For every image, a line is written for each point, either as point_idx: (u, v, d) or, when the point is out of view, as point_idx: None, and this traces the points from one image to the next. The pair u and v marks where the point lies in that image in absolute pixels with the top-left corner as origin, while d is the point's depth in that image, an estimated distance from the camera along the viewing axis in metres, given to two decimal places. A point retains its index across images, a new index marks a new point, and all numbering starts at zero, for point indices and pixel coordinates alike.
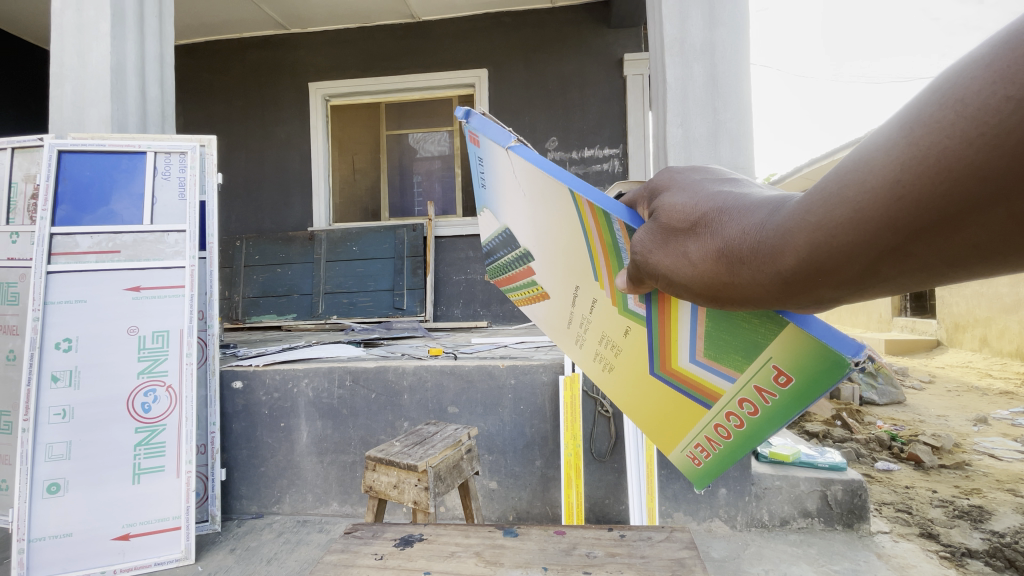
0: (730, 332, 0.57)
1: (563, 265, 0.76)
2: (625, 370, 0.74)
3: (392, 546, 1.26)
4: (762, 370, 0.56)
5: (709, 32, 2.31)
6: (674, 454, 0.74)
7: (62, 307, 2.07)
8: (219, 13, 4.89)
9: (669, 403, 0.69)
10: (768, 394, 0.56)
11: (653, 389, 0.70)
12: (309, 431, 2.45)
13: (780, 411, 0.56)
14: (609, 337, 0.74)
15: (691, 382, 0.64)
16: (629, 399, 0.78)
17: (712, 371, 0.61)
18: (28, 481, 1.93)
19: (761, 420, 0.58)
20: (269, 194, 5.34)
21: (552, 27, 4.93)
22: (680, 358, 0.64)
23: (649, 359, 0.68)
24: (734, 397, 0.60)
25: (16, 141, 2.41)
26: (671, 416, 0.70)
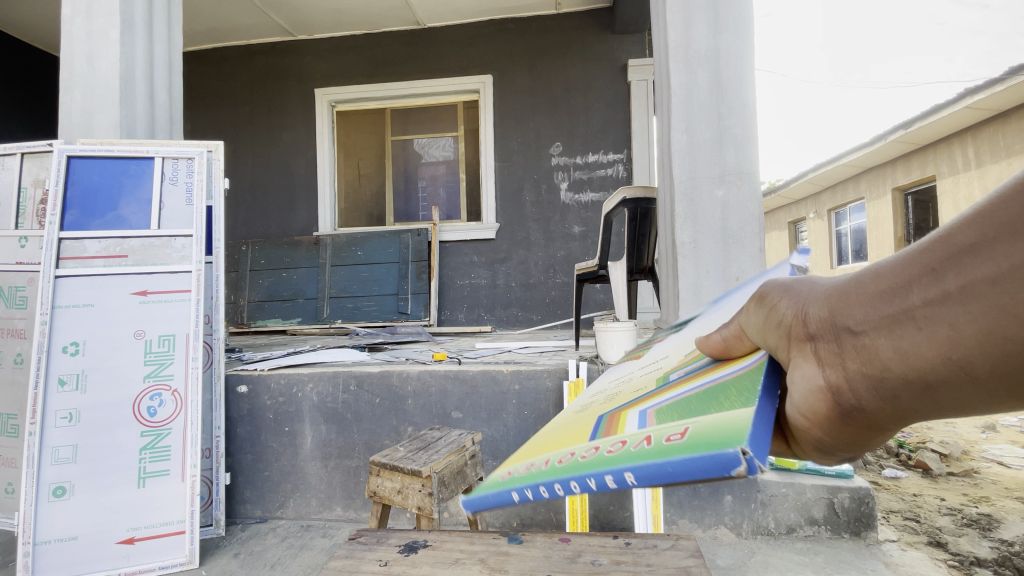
0: (703, 399, 0.44)
1: (687, 343, 0.69)
2: (577, 414, 0.68)
3: (397, 553, 1.26)
4: (672, 432, 0.40)
5: (714, 38, 2.31)
6: (500, 472, 0.58)
7: (69, 311, 2.09)
8: (228, 20, 4.95)
9: (573, 437, 0.56)
10: (644, 442, 0.39)
11: (582, 424, 0.59)
12: (313, 435, 2.45)
13: (616, 461, 0.38)
14: (617, 389, 0.68)
15: (606, 427, 0.51)
16: (556, 426, 0.70)
17: (635, 425, 0.47)
18: (33, 485, 1.93)
19: (595, 460, 0.41)
20: (276, 199, 5.37)
21: (557, 33, 4.95)
22: (633, 411, 0.51)
23: (613, 406, 0.58)
24: (618, 439, 0.44)
25: (26, 146, 2.44)
26: (542, 448, 0.59)
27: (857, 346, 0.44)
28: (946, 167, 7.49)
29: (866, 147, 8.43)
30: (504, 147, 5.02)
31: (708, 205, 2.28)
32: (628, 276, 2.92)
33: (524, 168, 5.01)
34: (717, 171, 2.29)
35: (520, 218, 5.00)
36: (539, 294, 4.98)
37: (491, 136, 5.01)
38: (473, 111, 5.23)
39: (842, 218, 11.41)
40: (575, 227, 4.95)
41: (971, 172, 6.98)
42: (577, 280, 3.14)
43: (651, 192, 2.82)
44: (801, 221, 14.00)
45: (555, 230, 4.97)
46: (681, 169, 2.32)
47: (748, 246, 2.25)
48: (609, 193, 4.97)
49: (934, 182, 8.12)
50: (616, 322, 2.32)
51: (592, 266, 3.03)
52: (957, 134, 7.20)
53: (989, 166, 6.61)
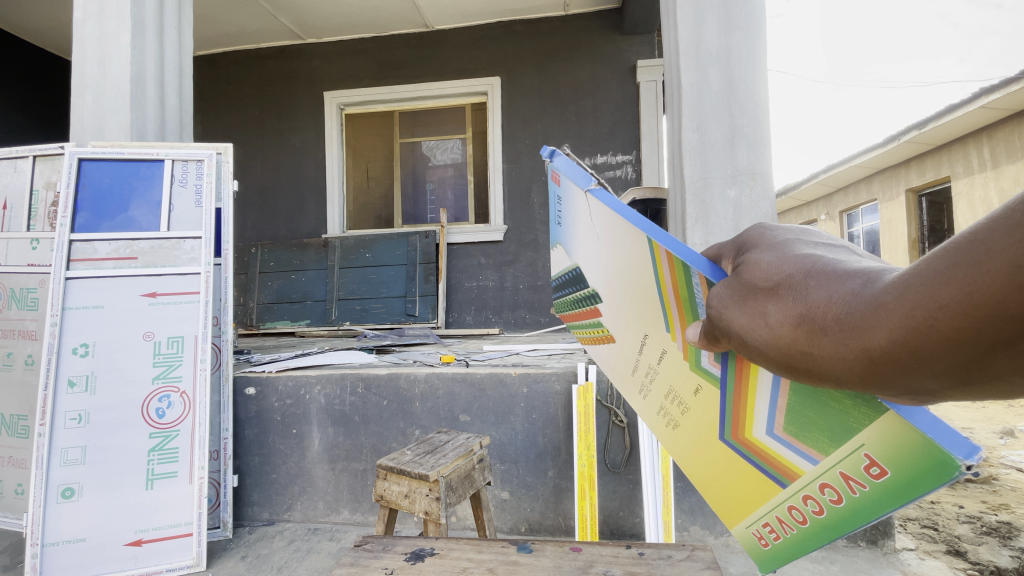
0: (818, 409, 0.50)
1: (631, 312, 0.74)
2: (693, 428, 0.69)
3: (404, 561, 1.23)
4: (850, 457, 0.48)
5: (726, 36, 2.27)
6: (746, 528, 0.65)
7: (79, 312, 2.09)
8: (239, 24, 4.99)
9: (741, 473, 0.63)
10: (856, 485, 0.48)
11: (725, 456, 0.64)
12: (320, 438, 2.44)
13: (862, 512, 0.48)
14: (678, 394, 0.69)
15: (768, 456, 0.57)
16: (699, 458, 0.71)
17: (791, 448, 0.54)
18: (43, 486, 1.93)
19: (840, 514, 0.51)
20: (285, 202, 5.40)
21: (565, 34, 4.93)
22: (755, 429, 0.58)
23: (719, 423, 0.63)
24: (815, 479, 0.52)
25: (38, 149, 2.46)
26: (736, 488, 0.64)
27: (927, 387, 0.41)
28: (960, 168, 7.35)
29: (879, 147, 8.33)
30: (512, 149, 5.01)
31: (720, 206, 2.24)
32: None
33: (532, 169, 4.99)
34: (729, 171, 2.25)
35: (528, 220, 4.98)
36: (547, 296, 4.96)
37: (499, 138, 5.00)
38: (482, 114, 5.22)
39: (855, 219, 11.25)
40: None
41: (987, 173, 6.85)
42: None
43: (660, 192, 2.79)
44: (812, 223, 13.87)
45: None
46: (692, 168, 2.29)
47: None
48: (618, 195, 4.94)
49: (948, 183, 7.99)
50: None
51: None
52: (973, 134, 7.06)
53: (1005, 168, 6.49)
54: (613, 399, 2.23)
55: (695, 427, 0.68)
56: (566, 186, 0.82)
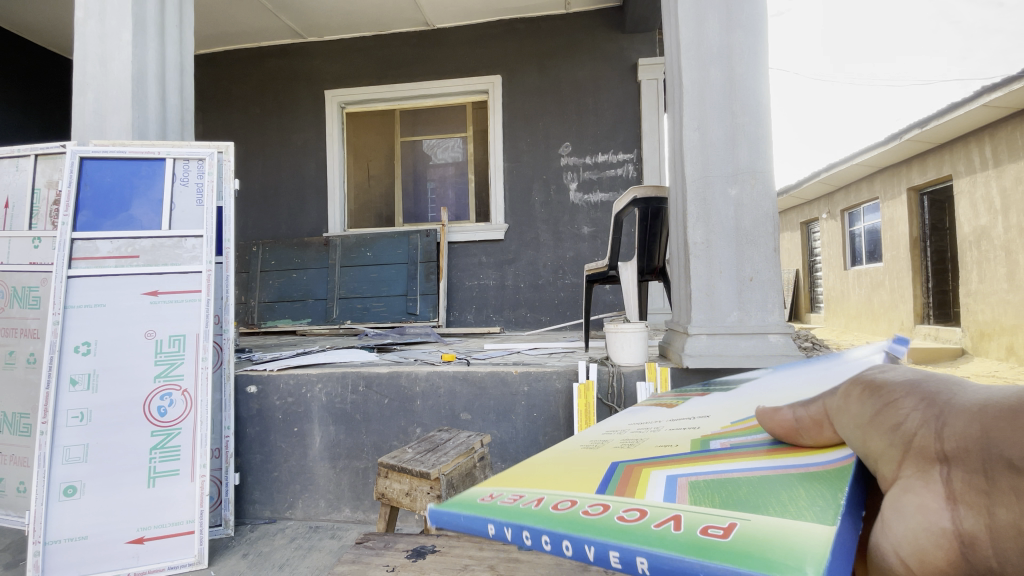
0: (756, 492, 0.46)
1: (723, 408, 0.72)
2: (570, 449, 0.65)
3: (404, 558, 1.23)
4: (713, 517, 0.42)
5: (727, 34, 2.27)
6: (485, 488, 0.53)
7: (81, 311, 2.10)
8: (241, 23, 5.00)
9: (556, 471, 0.56)
10: (671, 523, 0.41)
11: (592, 468, 0.55)
12: (322, 436, 2.44)
13: (614, 530, 0.42)
14: (636, 438, 0.65)
15: (625, 479, 0.51)
16: (567, 458, 0.61)
17: (658, 489, 0.48)
18: (44, 484, 1.94)
19: (589, 520, 0.43)
20: (286, 201, 5.40)
21: (565, 33, 4.92)
22: (661, 469, 0.52)
23: (628, 455, 0.57)
24: (636, 503, 0.45)
25: (39, 148, 2.46)
26: (527, 473, 0.57)
27: (1011, 489, 0.37)
28: (962, 166, 7.32)
29: (881, 145, 8.31)
30: (513, 147, 5.01)
31: (721, 205, 2.25)
32: (640, 277, 2.89)
33: (532, 168, 4.99)
34: (730, 170, 2.25)
35: (529, 219, 4.99)
36: (549, 295, 4.96)
37: (500, 137, 5.00)
38: (482, 112, 5.21)
39: (856, 218, 11.24)
40: (584, 228, 4.93)
41: (989, 171, 6.80)
42: (586, 281, 3.11)
43: (662, 191, 2.77)
44: (814, 222, 13.87)
45: (563, 230, 4.95)
46: (693, 167, 2.29)
47: (763, 245, 2.21)
48: (618, 194, 4.94)
49: (950, 181, 7.96)
50: (628, 323, 2.29)
51: (602, 266, 3.00)
52: (975, 132, 7.02)
53: (1006, 165, 6.44)
54: (614, 397, 2.23)
55: (627, 452, 0.60)
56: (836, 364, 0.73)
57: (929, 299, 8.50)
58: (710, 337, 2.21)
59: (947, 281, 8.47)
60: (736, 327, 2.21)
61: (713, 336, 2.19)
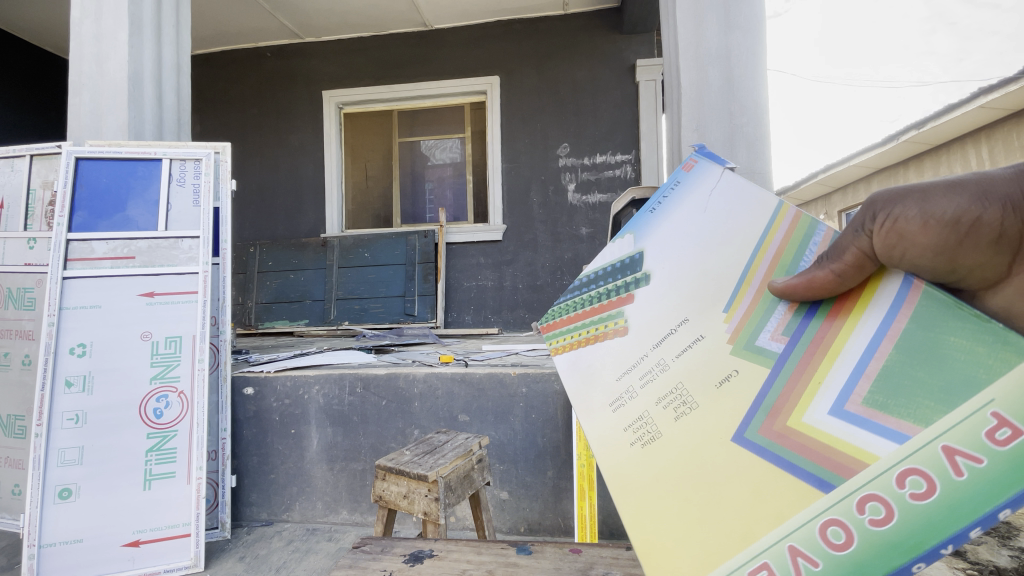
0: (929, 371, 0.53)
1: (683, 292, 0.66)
2: (671, 451, 0.62)
3: (402, 562, 1.23)
4: (969, 420, 0.50)
5: (726, 36, 2.27)
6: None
7: (76, 312, 2.08)
8: (238, 23, 4.98)
9: (750, 490, 0.58)
10: (974, 459, 0.49)
11: (752, 470, 0.59)
12: (320, 438, 2.43)
13: (961, 503, 0.49)
14: (687, 387, 0.63)
15: (825, 442, 0.57)
16: (679, 472, 0.61)
17: (861, 429, 0.55)
18: (39, 487, 1.92)
19: (932, 512, 0.50)
20: (283, 201, 5.38)
21: (564, 33, 4.92)
22: (813, 410, 0.58)
23: (741, 421, 0.60)
24: (897, 470, 0.52)
25: (35, 148, 2.44)
26: (731, 513, 0.58)
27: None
28: (959, 167, 7.35)
29: (879, 147, 8.31)
30: (511, 148, 5.00)
31: None
32: None
33: (530, 169, 4.98)
34: None
35: (527, 220, 4.98)
36: (547, 296, 4.97)
37: (498, 137, 4.99)
38: (480, 113, 5.21)
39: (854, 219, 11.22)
40: (582, 229, 4.93)
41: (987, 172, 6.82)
42: None
43: None
44: None
45: (562, 231, 4.95)
46: None
47: None
48: (617, 195, 4.94)
49: None
50: None
51: None
52: (972, 133, 7.04)
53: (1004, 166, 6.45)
54: None
55: (711, 428, 0.61)
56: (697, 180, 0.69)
57: None
58: None
59: None
60: None
61: None
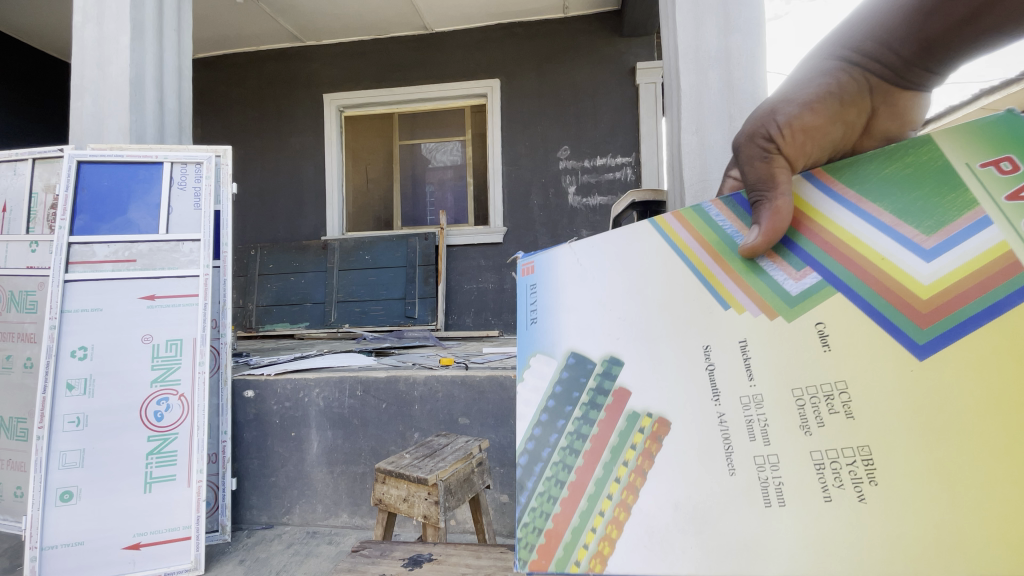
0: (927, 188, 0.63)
1: (647, 342, 0.73)
2: (879, 427, 0.58)
3: (401, 566, 1.23)
4: (982, 173, 0.60)
5: (725, 39, 2.27)
6: None
7: (77, 315, 2.09)
8: (240, 27, 5.00)
9: (991, 398, 0.55)
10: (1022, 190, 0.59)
11: (964, 380, 0.56)
12: (320, 441, 2.43)
13: None
14: (806, 385, 0.62)
15: (954, 290, 0.59)
16: (928, 446, 0.56)
17: (954, 241, 0.60)
18: (41, 489, 1.93)
19: None
20: (285, 204, 5.40)
21: (564, 36, 4.93)
22: (922, 276, 0.61)
23: (903, 341, 0.59)
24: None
25: (37, 152, 2.46)
26: (1004, 430, 0.53)
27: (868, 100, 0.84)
28: None
29: None
30: (512, 150, 5.01)
31: None
32: None
33: (531, 171, 4.99)
34: None
35: (528, 222, 4.99)
36: None
37: (498, 140, 5.00)
38: (481, 116, 5.23)
39: None
40: (583, 231, 4.94)
41: None
42: None
43: (661, 195, 2.72)
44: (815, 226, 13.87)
45: (562, 232, 4.96)
46: (692, 171, 2.29)
47: None
48: (617, 197, 4.94)
49: None
50: None
51: None
52: None
53: None
54: None
55: (875, 413, 0.59)
56: (541, 271, 0.86)
57: None
58: None
59: None
60: None
61: None
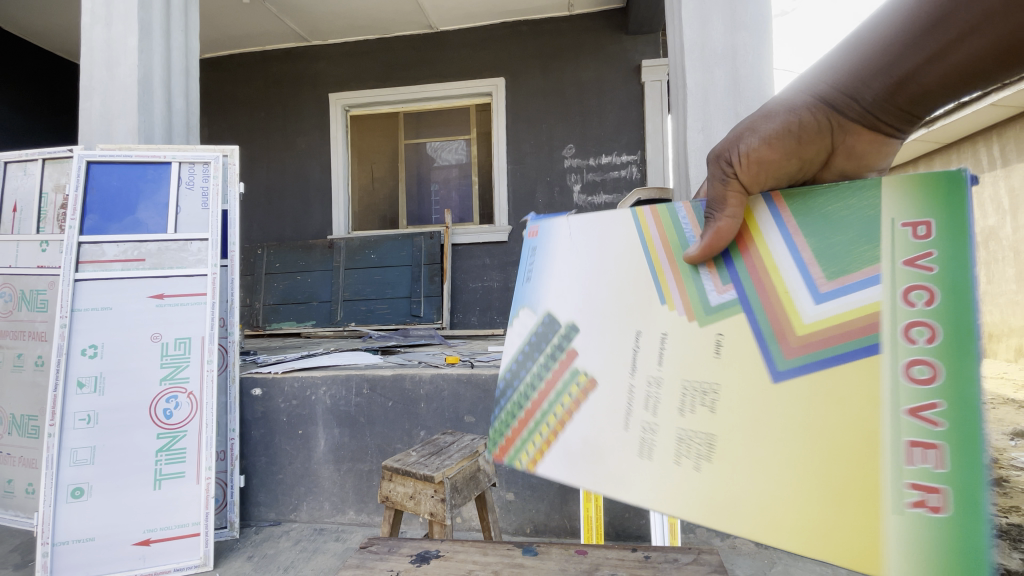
0: (850, 233, 0.59)
1: (606, 318, 0.75)
2: (728, 422, 0.61)
3: (409, 563, 1.24)
4: (898, 233, 0.55)
5: (731, 36, 2.27)
6: (887, 509, 0.51)
7: (87, 314, 2.11)
8: (246, 27, 5.02)
9: (819, 421, 0.56)
10: (925, 258, 0.53)
11: (800, 404, 0.57)
12: (326, 438, 2.45)
13: (960, 296, 0.50)
14: (691, 380, 0.65)
15: (832, 333, 0.57)
16: (757, 443, 0.59)
17: (849, 290, 0.57)
18: (53, 486, 1.95)
19: (950, 341, 0.50)
20: (291, 203, 5.43)
21: (569, 34, 4.92)
22: (805, 314, 0.60)
23: (767, 357, 0.60)
24: (899, 326, 0.53)
25: (47, 152, 2.48)
26: (813, 456, 0.55)
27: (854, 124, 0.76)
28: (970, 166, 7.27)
29: None
30: (517, 149, 5.01)
31: None
32: None
33: (536, 170, 4.99)
34: None
35: None
36: None
37: (503, 139, 5.00)
38: (485, 114, 5.23)
39: None
40: None
41: (997, 171, 6.75)
42: None
43: (666, 193, 2.73)
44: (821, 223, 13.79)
45: None
46: (698, 169, 2.28)
47: None
48: (623, 195, 4.93)
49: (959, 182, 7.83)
50: None
51: None
52: (981, 131, 6.97)
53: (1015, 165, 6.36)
54: None
55: (729, 410, 0.62)
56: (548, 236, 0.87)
57: None
58: None
59: None
60: None
61: None
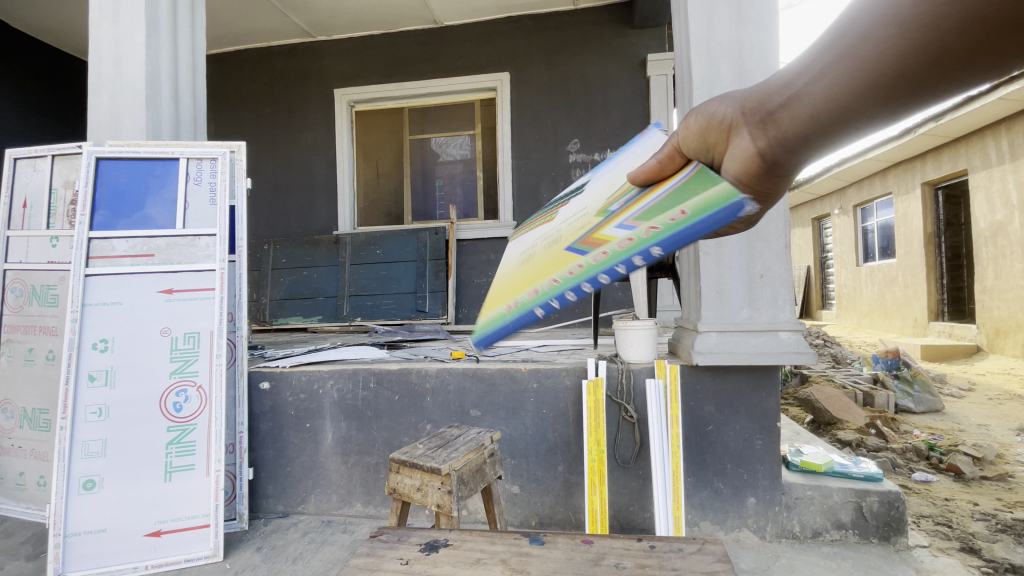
0: (673, 198, 0.60)
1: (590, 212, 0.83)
2: (552, 253, 0.78)
3: (418, 551, 1.26)
4: (668, 213, 0.57)
5: (738, 30, 2.25)
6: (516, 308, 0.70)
7: (98, 308, 2.14)
8: (252, 23, 5.03)
9: (559, 262, 0.71)
10: (653, 227, 0.56)
11: (562, 256, 0.71)
12: (334, 432, 2.47)
13: (637, 246, 0.55)
14: (564, 239, 0.79)
15: (597, 239, 0.66)
16: (549, 260, 0.77)
17: (621, 227, 0.63)
18: (65, 478, 1.99)
19: (615, 252, 0.57)
20: (297, 199, 5.45)
21: (574, 29, 4.91)
22: (609, 226, 0.67)
23: (583, 235, 0.72)
24: (615, 237, 0.61)
25: (56, 149, 2.51)
26: (541, 278, 0.72)
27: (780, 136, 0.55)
28: (978, 160, 7.21)
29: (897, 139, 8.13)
30: (521, 144, 5.01)
31: None
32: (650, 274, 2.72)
33: (541, 165, 4.98)
34: None
35: None
36: None
37: (508, 134, 5.00)
38: (490, 109, 5.22)
39: (869, 215, 11.00)
40: None
41: (1005, 165, 6.69)
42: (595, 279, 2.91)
43: None
44: (827, 218, 13.72)
45: None
46: None
47: (774, 242, 2.17)
48: None
49: (966, 176, 7.77)
50: (636, 320, 2.29)
51: None
52: (990, 125, 6.90)
53: None
54: (624, 395, 2.22)
55: (562, 246, 0.78)
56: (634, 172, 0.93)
57: (943, 296, 8.25)
58: (717, 335, 2.17)
59: (961, 278, 8.33)
60: (747, 323, 2.17)
61: (722, 333, 2.16)
